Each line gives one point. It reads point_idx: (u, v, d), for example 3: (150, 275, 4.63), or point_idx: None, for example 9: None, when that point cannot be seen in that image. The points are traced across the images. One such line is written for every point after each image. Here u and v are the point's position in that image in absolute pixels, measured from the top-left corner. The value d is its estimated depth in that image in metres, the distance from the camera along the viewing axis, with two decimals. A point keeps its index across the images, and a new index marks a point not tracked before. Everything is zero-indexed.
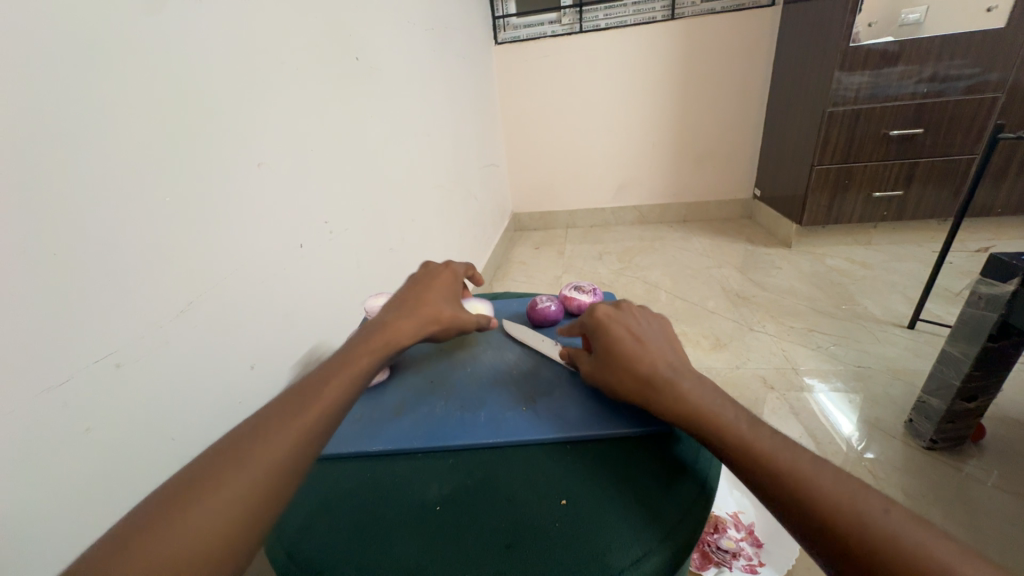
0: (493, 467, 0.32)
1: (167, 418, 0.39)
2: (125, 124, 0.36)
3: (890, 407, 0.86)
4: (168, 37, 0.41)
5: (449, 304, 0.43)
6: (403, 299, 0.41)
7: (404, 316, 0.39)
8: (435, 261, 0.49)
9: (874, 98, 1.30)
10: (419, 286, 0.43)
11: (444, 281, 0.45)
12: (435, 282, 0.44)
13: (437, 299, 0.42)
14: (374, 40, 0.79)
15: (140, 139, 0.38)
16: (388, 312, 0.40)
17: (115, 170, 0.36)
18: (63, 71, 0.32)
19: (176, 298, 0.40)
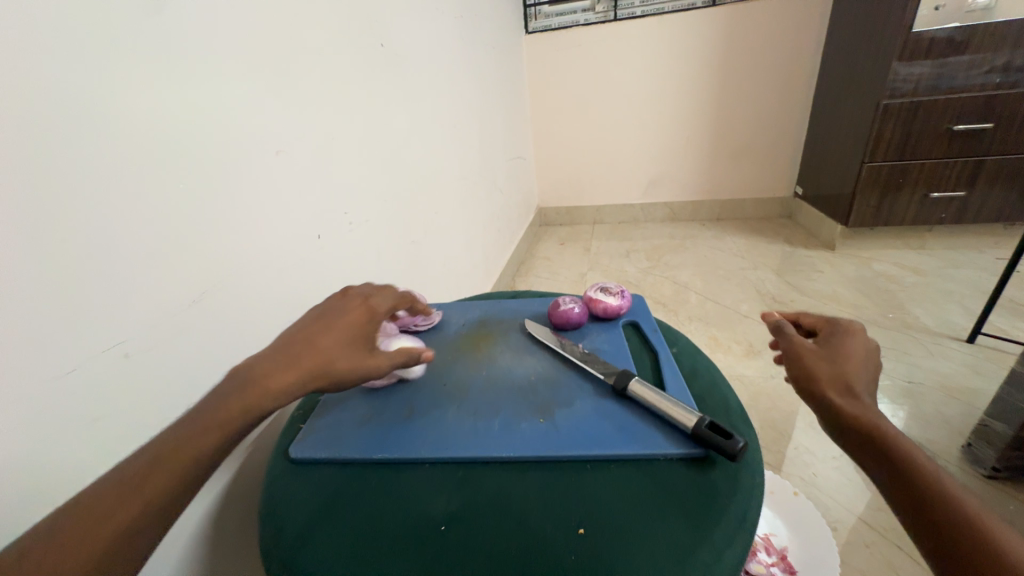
0: (503, 486, 0.30)
1: (178, 409, 0.38)
2: (135, 107, 0.35)
3: (944, 429, 0.79)
4: (182, 16, 0.39)
5: (346, 348, 0.34)
6: (290, 339, 0.34)
7: (280, 367, 0.32)
8: (356, 291, 0.39)
9: (937, 90, 1.19)
10: (317, 326, 0.34)
11: (352, 321, 0.36)
12: (339, 320, 0.36)
13: (330, 344, 0.34)
14: (400, 26, 0.77)
15: (151, 123, 0.36)
16: (259, 358, 0.32)
17: (129, 156, 0.35)
18: (71, 51, 0.31)
19: (189, 288, 0.40)
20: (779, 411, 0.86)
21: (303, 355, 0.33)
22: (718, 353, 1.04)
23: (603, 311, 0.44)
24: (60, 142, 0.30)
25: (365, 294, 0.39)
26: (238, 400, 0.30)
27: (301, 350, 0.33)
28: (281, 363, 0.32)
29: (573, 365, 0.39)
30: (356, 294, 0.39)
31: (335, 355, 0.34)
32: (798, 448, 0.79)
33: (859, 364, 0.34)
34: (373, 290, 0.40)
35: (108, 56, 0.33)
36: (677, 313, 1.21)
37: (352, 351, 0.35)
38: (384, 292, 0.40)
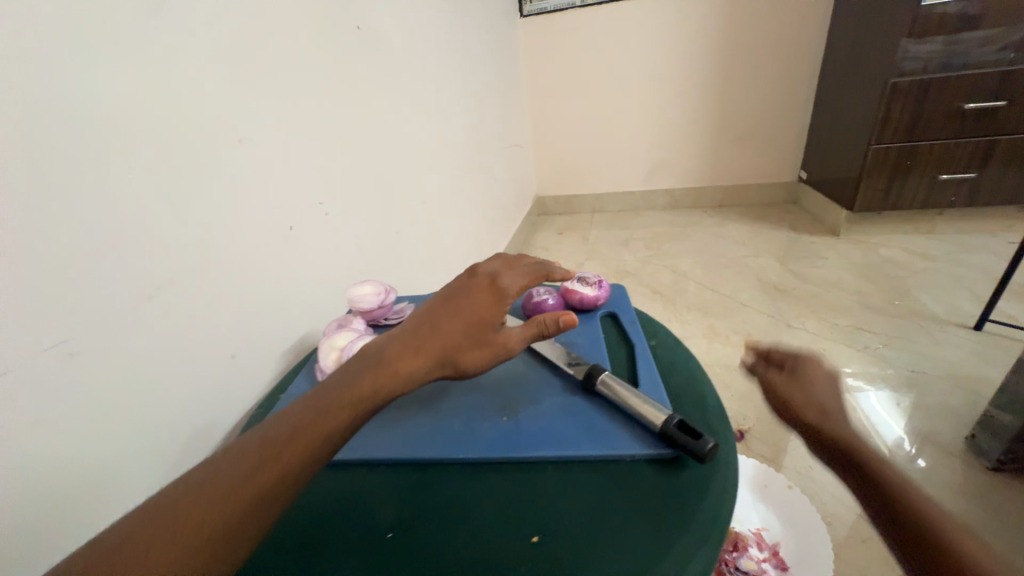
0: (459, 489, 0.28)
1: (139, 406, 0.37)
2: (76, 94, 0.33)
3: (948, 420, 0.76)
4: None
5: (470, 333, 0.32)
6: (419, 322, 0.32)
7: (407, 352, 0.30)
8: (486, 268, 0.36)
9: (948, 68, 1.14)
10: (444, 308, 0.32)
11: (481, 305, 0.33)
12: (467, 305, 0.33)
13: (454, 329, 0.32)
14: (380, 9, 0.74)
15: (95, 110, 0.35)
16: (389, 341, 0.31)
17: (71, 145, 0.33)
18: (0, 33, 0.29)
19: (144, 282, 0.38)
20: None
21: (428, 340, 0.31)
22: (716, 343, 1.01)
23: (580, 302, 0.42)
24: None
25: (493, 273, 0.35)
26: (367, 381, 0.29)
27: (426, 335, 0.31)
28: (408, 349, 0.30)
29: (542, 359, 0.37)
30: (484, 274, 0.35)
31: (465, 344, 0.32)
32: (796, 440, 0.77)
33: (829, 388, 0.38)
34: (501, 268, 0.36)
35: (45, 39, 0.31)
36: (675, 302, 1.18)
37: (482, 339, 0.32)
38: (514, 270, 0.36)
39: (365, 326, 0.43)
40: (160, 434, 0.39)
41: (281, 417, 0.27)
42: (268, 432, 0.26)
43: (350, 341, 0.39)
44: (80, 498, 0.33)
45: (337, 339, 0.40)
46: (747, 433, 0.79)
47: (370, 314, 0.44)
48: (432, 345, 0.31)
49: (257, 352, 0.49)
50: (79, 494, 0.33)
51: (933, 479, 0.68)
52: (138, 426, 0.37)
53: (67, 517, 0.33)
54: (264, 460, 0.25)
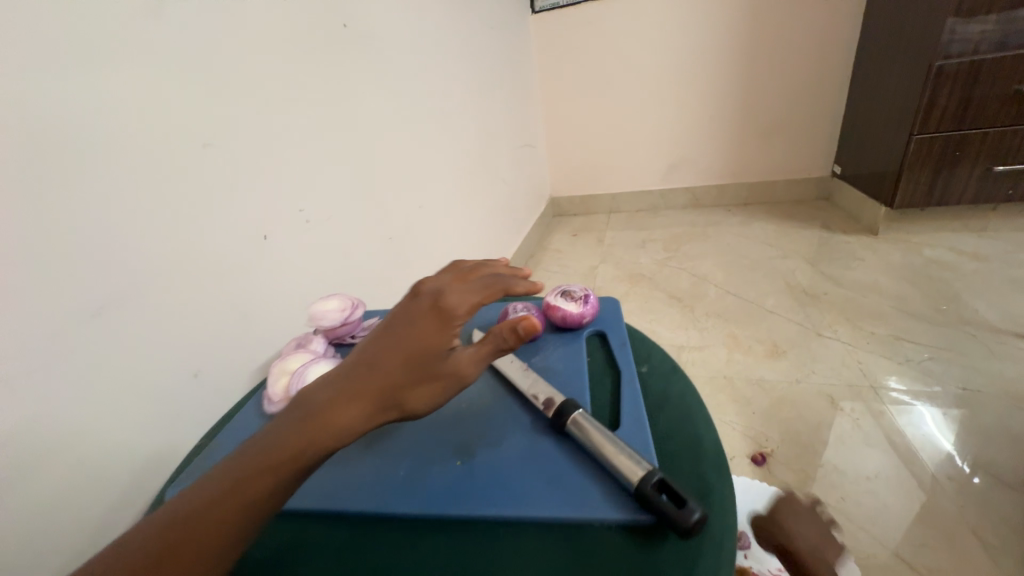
0: (391, 553, 0.24)
1: (75, 435, 0.35)
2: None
3: (1006, 446, 0.67)
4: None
5: (415, 368, 0.27)
6: (356, 362, 0.28)
7: (341, 400, 0.26)
8: (431, 285, 0.30)
9: (1004, 48, 1.02)
10: (383, 343, 0.28)
11: (423, 331, 0.28)
12: (407, 333, 0.28)
13: (394, 365, 0.27)
14: (370, 5, 0.70)
15: (22, 117, 0.32)
16: (323, 388, 0.27)
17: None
18: None
19: (86, 302, 0.36)
20: (805, 422, 0.76)
21: (365, 384, 0.26)
22: (736, 353, 0.93)
23: (562, 320, 0.37)
24: None
25: (438, 290, 0.30)
26: (296, 437, 0.25)
27: (363, 378, 0.26)
28: (342, 395, 0.26)
29: (511, 387, 0.32)
30: (427, 294, 0.30)
31: (408, 380, 0.27)
32: (825, 466, 0.69)
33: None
34: (448, 282, 0.30)
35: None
36: (693, 308, 1.10)
37: (429, 371, 0.27)
38: (463, 284, 0.30)
39: (327, 346, 0.39)
40: (109, 463, 0.37)
41: (204, 481, 0.24)
42: (185, 504, 0.23)
43: (303, 364, 0.35)
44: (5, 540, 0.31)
45: (290, 362, 0.36)
46: (769, 456, 0.71)
47: (333, 332, 0.40)
48: (370, 387, 0.26)
49: (225, 369, 0.46)
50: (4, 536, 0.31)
51: (987, 518, 0.59)
52: (76, 457, 0.35)
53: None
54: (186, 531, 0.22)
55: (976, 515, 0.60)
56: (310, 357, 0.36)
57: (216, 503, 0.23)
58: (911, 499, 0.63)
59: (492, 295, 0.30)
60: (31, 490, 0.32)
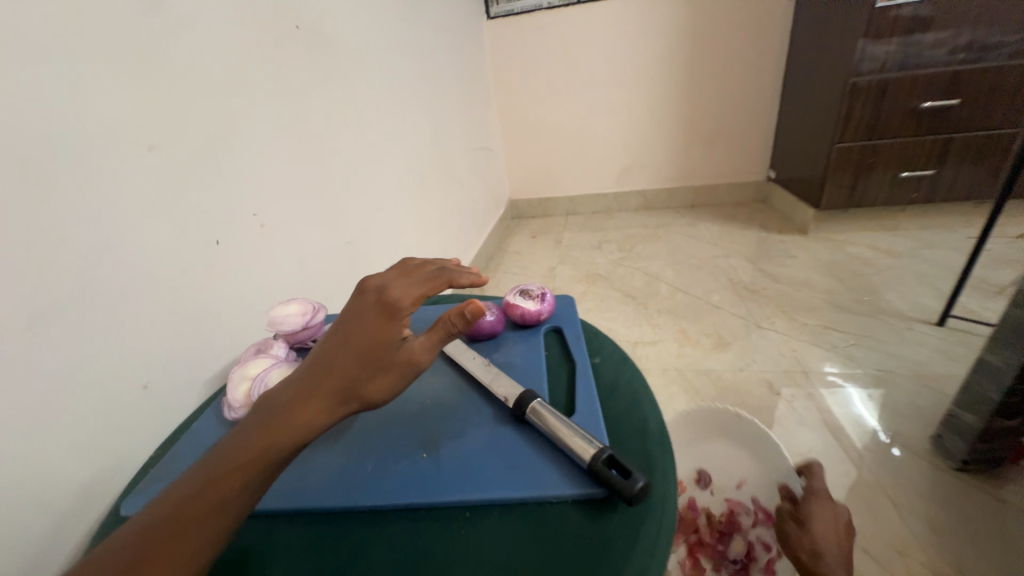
0: (359, 546, 0.25)
1: (11, 460, 0.32)
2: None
3: (914, 419, 0.76)
4: None
5: (367, 363, 0.28)
6: (312, 367, 0.29)
7: (299, 403, 0.27)
8: (377, 283, 0.32)
9: (905, 67, 1.16)
10: (334, 345, 0.29)
11: (371, 326, 0.29)
12: (356, 330, 0.29)
13: (346, 365, 0.28)
14: (322, 5, 0.70)
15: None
16: (282, 395, 0.28)
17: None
18: None
19: (20, 314, 0.34)
20: (748, 408, 0.82)
21: (320, 386, 0.28)
22: (686, 346, 1.00)
23: (521, 317, 0.39)
24: None
25: (383, 285, 0.31)
26: (255, 442, 0.26)
27: (318, 380, 0.28)
28: (299, 399, 0.28)
29: (475, 383, 0.33)
30: (372, 290, 0.31)
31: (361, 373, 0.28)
32: None
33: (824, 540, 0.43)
34: (392, 278, 0.32)
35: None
36: (647, 305, 1.16)
37: (379, 362, 0.29)
38: (406, 279, 0.31)
39: (288, 350, 0.39)
40: (48, 484, 0.35)
41: (174, 491, 0.26)
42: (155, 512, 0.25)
43: (264, 368, 0.35)
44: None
45: (250, 367, 0.36)
46: None
47: (295, 336, 0.40)
48: (327, 384, 0.28)
49: (177, 382, 0.45)
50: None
51: (900, 482, 0.67)
52: (8, 484, 0.32)
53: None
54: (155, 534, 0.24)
55: (891, 481, 0.68)
56: (274, 360, 0.36)
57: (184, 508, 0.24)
58: (838, 470, 0.70)
59: (436, 286, 0.31)
60: None
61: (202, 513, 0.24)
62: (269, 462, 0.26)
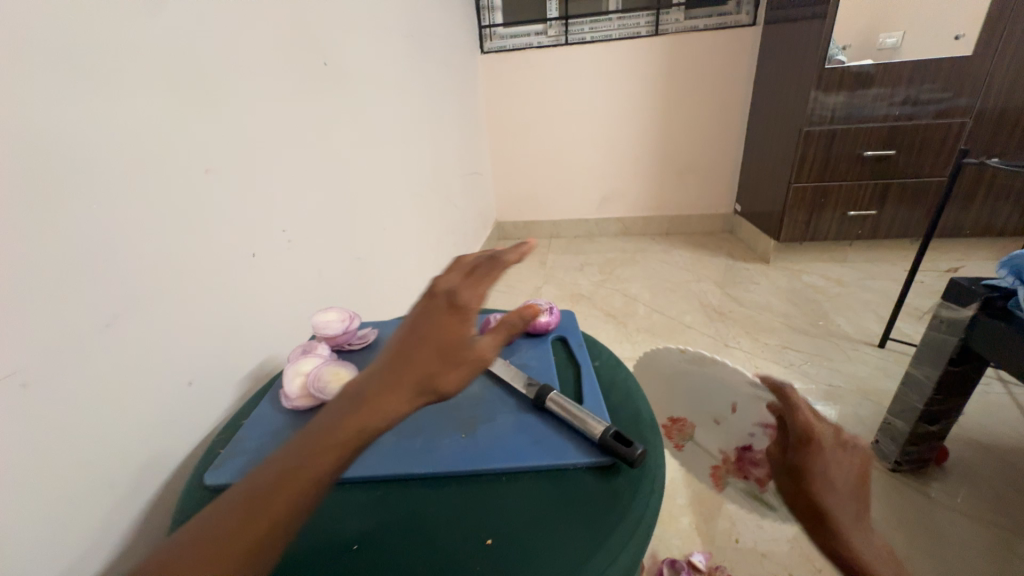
0: (419, 503, 0.31)
1: (87, 444, 0.36)
2: (22, 120, 0.33)
3: (858, 428, 0.86)
4: (104, 36, 0.39)
5: (446, 358, 0.32)
6: (390, 360, 0.31)
7: (386, 392, 0.30)
8: (442, 287, 0.35)
9: (850, 119, 1.32)
10: (413, 340, 0.32)
11: (446, 326, 0.33)
12: (433, 328, 0.33)
13: (425, 360, 0.31)
14: (346, 44, 0.77)
15: (46, 133, 0.34)
16: (365, 386, 0.30)
17: (17, 174, 0.32)
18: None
19: (98, 313, 0.38)
20: None
21: (403, 377, 0.30)
22: None
23: (531, 327, 0.47)
24: None
25: (451, 289, 0.35)
26: (351, 423, 0.28)
27: (402, 372, 0.31)
28: (385, 388, 0.30)
29: (498, 379, 0.41)
30: (442, 292, 0.35)
31: (441, 367, 0.31)
32: None
33: (843, 488, 0.45)
34: (459, 280, 0.35)
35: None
36: (626, 324, 1.25)
37: (457, 358, 0.32)
38: (471, 282, 0.35)
39: (330, 352, 0.45)
40: (112, 468, 0.38)
41: (273, 459, 0.27)
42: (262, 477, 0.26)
43: (315, 367, 0.41)
44: (10, 545, 0.31)
45: (302, 364, 0.42)
46: None
47: (335, 340, 0.46)
48: (411, 376, 0.31)
49: (215, 378, 0.49)
50: (9, 541, 0.31)
51: None
52: (84, 464, 0.36)
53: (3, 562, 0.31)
54: (268, 494, 0.25)
55: None
56: (324, 359, 0.42)
57: (291, 473, 0.26)
58: None
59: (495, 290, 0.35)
60: (50, 488, 0.34)
61: (311, 477, 0.26)
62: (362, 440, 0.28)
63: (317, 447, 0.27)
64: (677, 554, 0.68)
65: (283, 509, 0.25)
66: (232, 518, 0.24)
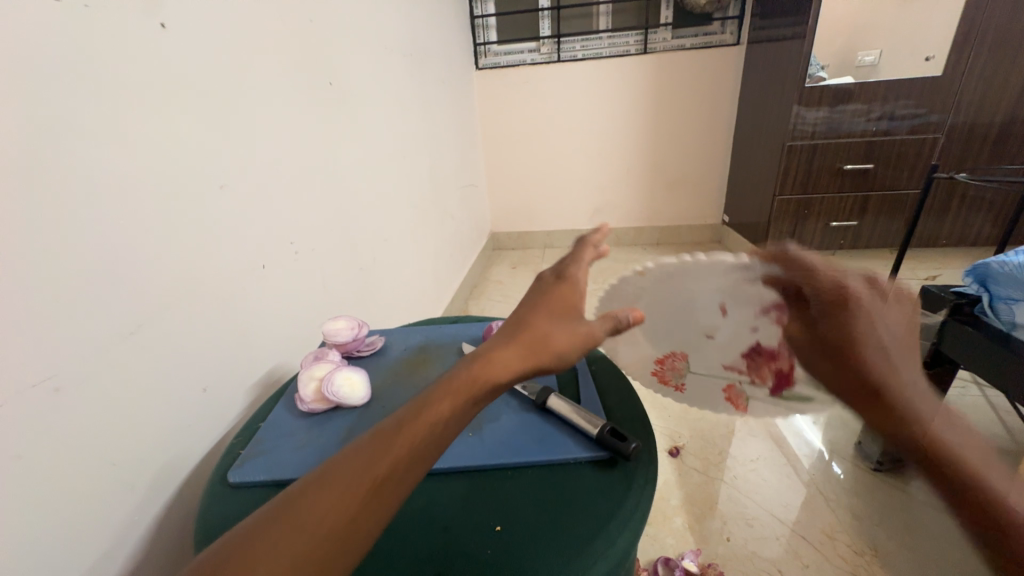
0: (432, 496, 0.35)
1: (110, 446, 0.38)
2: (61, 140, 0.35)
3: None
4: (141, 62, 0.42)
5: (554, 323, 0.36)
6: (506, 325, 0.36)
7: (500, 349, 0.33)
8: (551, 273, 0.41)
9: (830, 133, 1.38)
10: (527, 307, 0.37)
11: (555, 296, 0.38)
12: (544, 299, 0.38)
13: (537, 324, 0.35)
14: (350, 64, 0.81)
15: (81, 150, 0.36)
16: (485, 345, 0.35)
17: (58, 189, 0.34)
18: (38, 99, 0.33)
19: (122, 322, 0.39)
20: (708, 422, 0.94)
21: (516, 336, 0.34)
22: None
23: None
24: (17, 182, 0.32)
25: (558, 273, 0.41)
26: (467, 374, 0.31)
27: (518, 331, 0.35)
28: (500, 347, 0.34)
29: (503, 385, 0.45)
30: (550, 275, 0.41)
31: (550, 328, 0.35)
32: (723, 455, 0.87)
33: (873, 340, 0.49)
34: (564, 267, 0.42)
35: (41, 86, 0.33)
36: None
37: (564, 323, 0.36)
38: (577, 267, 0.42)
39: (340, 358, 0.48)
40: (132, 470, 0.40)
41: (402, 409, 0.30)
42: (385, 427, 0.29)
43: (329, 371, 0.44)
44: (36, 543, 0.33)
45: (316, 370, 0.44)
46: (682, 449, 0.89)
47: (344, 346, 0.48)
48: (524, 333, 0.35)
49: (225, 384, 0.51)
50: (35, 539, 0.33)
51: (830, 482, 0.80)
52: (107, 466, 0.38)
53: (30, 557, 0.32)
54: (392, 436, 0.28)
55: (823, 480, 0.80)
56: (337, 364, 0.44)
57: (413, 417, 0.29)
58: (783, 473, 0.82)
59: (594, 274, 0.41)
60: (75, 489, 0.35)
61: (431, 422, 0.29)
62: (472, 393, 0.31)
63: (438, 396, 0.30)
64: (671, 553, 0.70)
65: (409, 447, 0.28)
66: (361, 456, 0.27)
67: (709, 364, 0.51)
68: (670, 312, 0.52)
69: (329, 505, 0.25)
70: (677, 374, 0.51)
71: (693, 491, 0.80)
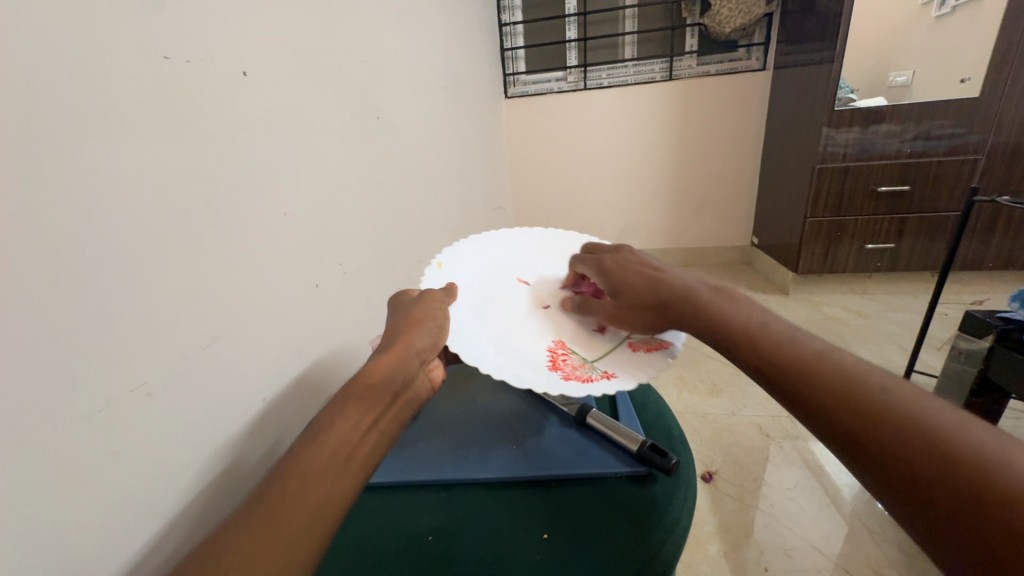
0: (480, 503, 0.37)
1: (183, 448, 0.41)
2: (161, 174, 0.40)
3: None
4: (227, 106, 0.47)
5: (410, 320, 0.39)
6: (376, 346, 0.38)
7: (374, 358, 0.36)
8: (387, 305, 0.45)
9: (862, 155, 1.37)
10: (391, 326, 0.40)
11: (397, 313, 0.42)
12: (393, 316, 0.41)
13: (398, 331, 0.38)
14: (394, 99, 0.87)
15: (176, 182, 0.41)
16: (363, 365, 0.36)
17: (159, 220, 0.39)
18: (147, 138, 0.38)
19: (200, 335, 0.43)
20: (740, 447, 0.93)
21: (386, 345, 0.37)
22: (685, 392, 1.11)
23: None
24: (127, 210, 0.36)
25: (398, 300, 0.44)
26: (355, 382, 0.33)
27: (387, 340, 0.37)
28: (374, 355, 0.36)
29: (542, 400, 0.48)
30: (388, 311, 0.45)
31: (402, 327, 0.39)
32: (758, 481, 0.85)
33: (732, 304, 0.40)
34: (400, 296, 0.45)
35: (145, 129, 0.38)
36: None
37: (415, 321, 0.39)
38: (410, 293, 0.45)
39: None
40: (202, 472, 0.43)
41: (303, 439, 0.30)
42: (307, 456, 0.29)
43: None
44: (121, 535, 0.36)
45: None
46: (715, 475, 0.87)
47: None
48: (385, 342, 0.37)
49: (278, 394, 0.54)
50: (121, 531, 0.36)
51: (873, 513, 0.77)
52: (180, 467, 0.41)
53: (116, 547, 0.35)
54: (320, 467, 0.29)
55: (865, 511, 0.78)
56: None
57: (323, 436, 0.30)
58: (821, 501, 0.80)
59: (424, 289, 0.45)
60: (156, 486, 0.39)
61: (346, 437, 0.30)
62: (362, 393, 0.33)
63: (340, 412, 0.31)
64: None
65: (331, 466, 0.29)
66: (293, 494, 0.28)
67: (588, 337, 0.51)
68: (505, 299, 0.55)
69: (271, 553, 0.26)
70: (575, 363, 0.47)
71: (728, 518, 0.79)
